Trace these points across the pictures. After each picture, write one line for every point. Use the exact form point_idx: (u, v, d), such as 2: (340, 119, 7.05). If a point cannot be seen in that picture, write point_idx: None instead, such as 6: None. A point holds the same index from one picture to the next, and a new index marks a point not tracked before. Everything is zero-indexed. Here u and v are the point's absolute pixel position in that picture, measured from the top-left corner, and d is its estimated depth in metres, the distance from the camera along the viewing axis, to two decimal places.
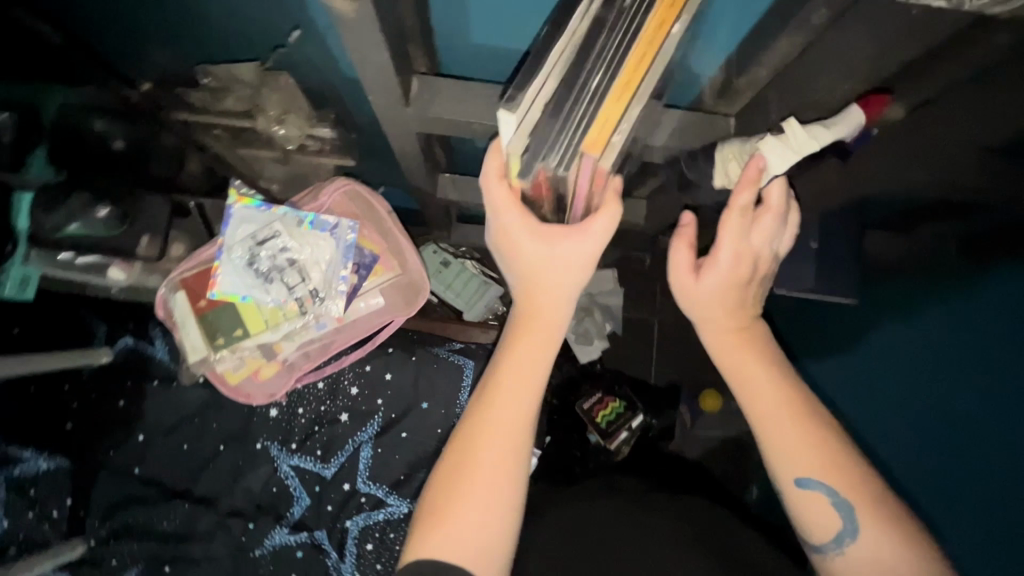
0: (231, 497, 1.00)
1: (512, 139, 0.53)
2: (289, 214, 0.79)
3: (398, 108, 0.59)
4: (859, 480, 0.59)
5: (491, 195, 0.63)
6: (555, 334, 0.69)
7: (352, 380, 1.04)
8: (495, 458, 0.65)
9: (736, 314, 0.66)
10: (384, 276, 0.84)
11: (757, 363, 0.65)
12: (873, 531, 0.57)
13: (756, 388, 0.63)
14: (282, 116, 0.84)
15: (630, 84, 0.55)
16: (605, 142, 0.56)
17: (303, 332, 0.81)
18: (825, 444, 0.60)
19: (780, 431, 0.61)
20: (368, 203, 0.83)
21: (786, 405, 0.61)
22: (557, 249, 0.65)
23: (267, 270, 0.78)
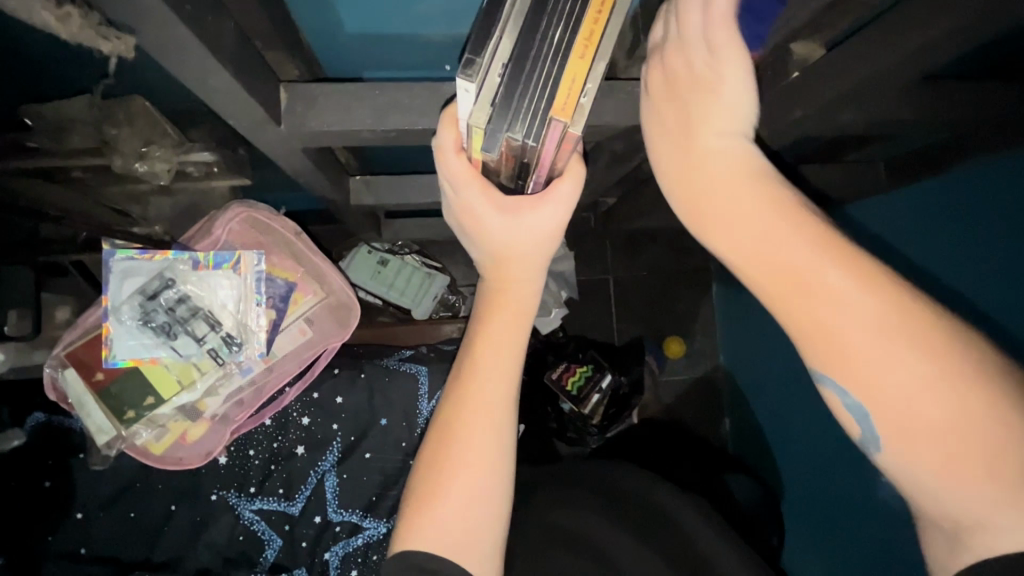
0: (195, 555, 0.93)
1: (474, 109, 0.46)
2: (179, 257, 0.71)
3: (268, 127, 0.51)
4: (888, 354, 0.41)
5: (449, 171, 0.55)
6: (526, 309, 0.63)
7: (301, 411, 0.98)
8: (483, 434, 0.57)
9: (690, 155, 0.51)
10: (306, 303, 0.78)
11: (754, 216, 0.46)
12: (914, 434, 0.41)
13: (751, 250, 0.46)
14: (143, 150, 0.72)
15: (593, 38, 0.45)
16: (576, 106, 0.46)
17: (225, 382, 0.75)
18: (854, 318, 0.42)
19: (786, 305, 0.44)
20: (271, 228, 0.75)
21: (792, 269, 0.44)
22: (522, 220, 0.58)
23: (169, 325, 0.71)
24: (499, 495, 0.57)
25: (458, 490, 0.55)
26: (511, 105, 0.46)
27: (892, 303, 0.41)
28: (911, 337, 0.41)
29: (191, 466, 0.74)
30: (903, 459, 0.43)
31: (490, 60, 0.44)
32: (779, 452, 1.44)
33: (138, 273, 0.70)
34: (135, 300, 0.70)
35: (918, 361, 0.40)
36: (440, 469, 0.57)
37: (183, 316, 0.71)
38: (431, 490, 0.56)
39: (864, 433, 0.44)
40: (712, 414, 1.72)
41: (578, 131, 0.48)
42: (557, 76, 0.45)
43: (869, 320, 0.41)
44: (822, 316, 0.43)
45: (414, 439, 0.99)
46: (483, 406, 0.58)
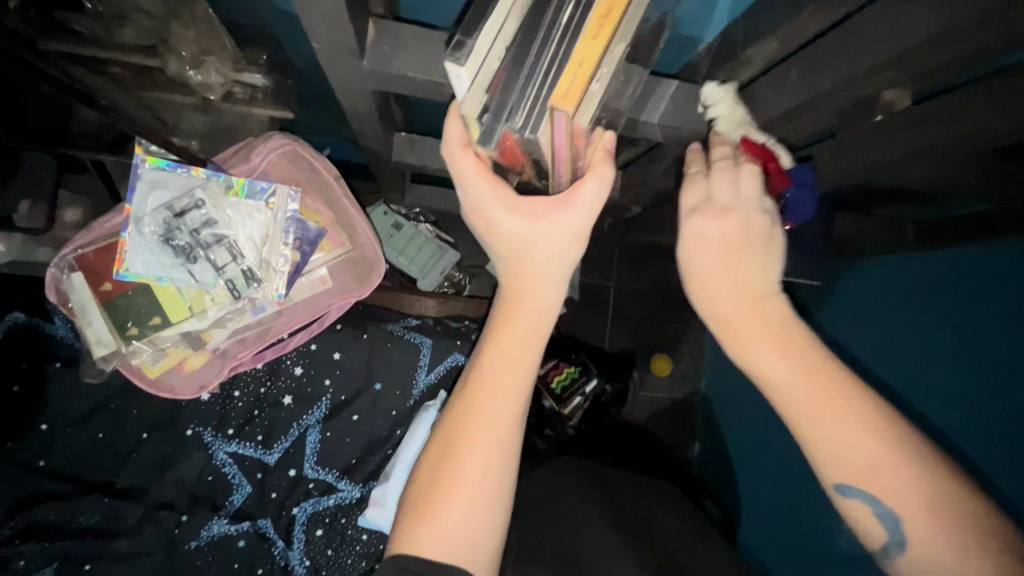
0: (161, 487, 0.90)
1: (468, 95, 0.45)
2: (215, 179, 0.67)
3: (350, 59, 0.48)
4: (910, 480, 0.47)
5: (457, 167, 0.53)
6: (544, 322, 0.57)
7: (295, 360, 0.95)
8: (489, 438, 0.55)
9: (739, 295, 0.52)
10: (333, 252, 0.75)
11: (785, 359, 0.50)
12: (942, 549, 0.46)
13: (784, 390, 0.50)
14: (200, 57, 0.67)
15: (611, 16, 0.42)
16: (582, 93, 0.42)
17: (235, 317, 0.71)
18: (876, 449, 0.48)
19: (816, 438, 0.49)
20: (313, 167, 0.72)
21: (825, 408, 0.48)
22: (533, 225, 0.54)
23: (188, 247, 0.68)
24: (503, 494, 0.55)
25: (465, 483, 0.54)
26: (513, 93, 0.44)
27: (900, 434, 0.48)
28: (922, 467, 0.47)
29: (181, 398, 0.70)
30: (923, 565, 0.48)
31: (488, 42, 0.43)
32: (743, 482, 1.47)
33: (167, 187, 0.66)
34: (160, 214, 0.66)
35: (931, 487, 0.47)
36: (445, 462, 0.55)
37: (207, 241, 0.68)
38: (439, 480, 0.54)
39: (886, 542, 0.49)
40: (684, 435, 1.74)
41: (584, 122, 0.44)
42: (563, 60, 0.42)
43: (888, 449, 0.48)
44: (844, 449, 0.48)
45: (405, 409, 0.97)
46: (491, 415, 0.55)
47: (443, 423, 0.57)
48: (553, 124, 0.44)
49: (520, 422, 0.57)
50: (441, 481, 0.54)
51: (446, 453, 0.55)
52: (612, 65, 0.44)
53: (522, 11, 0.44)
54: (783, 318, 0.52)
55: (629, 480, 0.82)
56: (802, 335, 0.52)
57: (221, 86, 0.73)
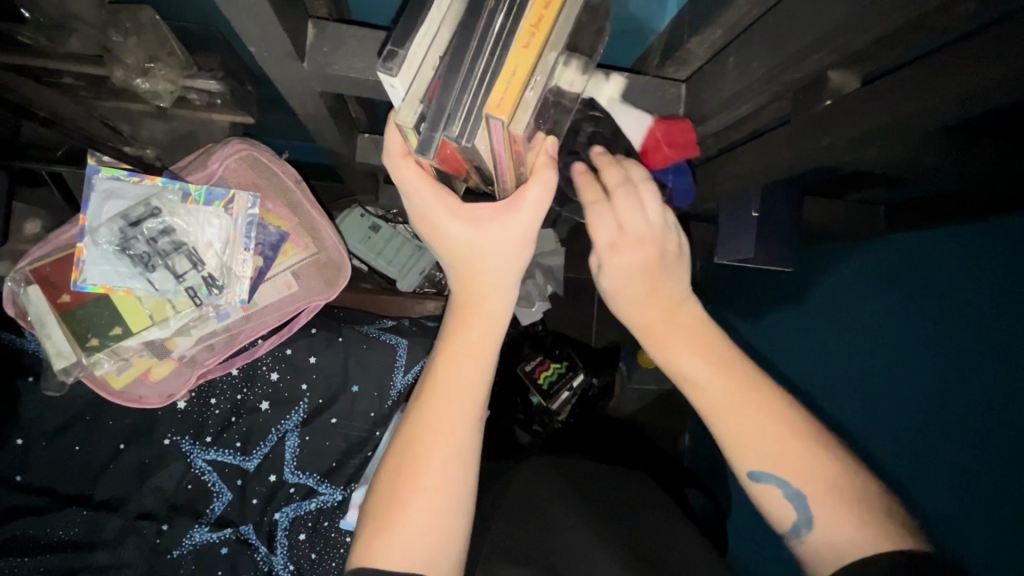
0: (140, 498, 0.90)
1: (403, 105, 0.44)
2: (170, 188, 0.67)
3: (289, 61, 0.48)
4: (811, 459, 0.51)
5: (400, 177, 0.52)
6: (497, 326, 0.57)
7: (270, 365, 0.95)
8: (447, 443, 0.55)
9: (658, 301, 0.57)
10: (295, 256, 0.75)
11: (697, 358, 0.55)
12: (842, 524, 0.49)
13: (702, 389, 0.54)
14: (147, 64, 0.67)
15: (541, 24, 0.42)
16: (515, 102, 0.42)
17: (200, 324, 0.71)
18: (780, 438, 0.52)
19: (734, 428, 0.53)
20: (272, 171, 0.72)
21: (736, 397, 0.53)
22: (482, 230, 0.53)
23: (145, 256, 0.68)
24: (463, 496, 0.55)
25: (424, 486, 0.54)
26: (446, 100, 0.43)
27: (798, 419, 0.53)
28: (822, 447, 0.52)
29: (151, 408, 0.71)
30: (826, 544, 0.50)
31: (419, 53, 0.43)
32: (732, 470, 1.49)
33: (121, 197, 0.67)
34: (115, 224, 0.67)
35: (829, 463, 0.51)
36: (404, 467, 0.55)
37: (165, 249, 0.68)
38: (400, 485, 0.54)
39: (794, 524, 0.52)
40: (674, 426, 1.75)
41: (521, 129, 0.43)
42: (496, 68, 0.42)
43: (791, 432, 0.52)
44: (753, 435, 0.52)
45: (383, 410, 0.97)
46: (447, 417, 0.55)
47: (402, 429, 0.57)
48: (490, 131, 0.44)
49: (478, 422, 0.57)
50: (399, 482, 0.54)
51: (405, 462, 0.55)
52: (546, 74, 0.44)
53: (454, 22, 0.43)
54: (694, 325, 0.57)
55: (608, 472, 0.83)
56: (713, 339, 0.56)
57: (172, 94, 0.72)
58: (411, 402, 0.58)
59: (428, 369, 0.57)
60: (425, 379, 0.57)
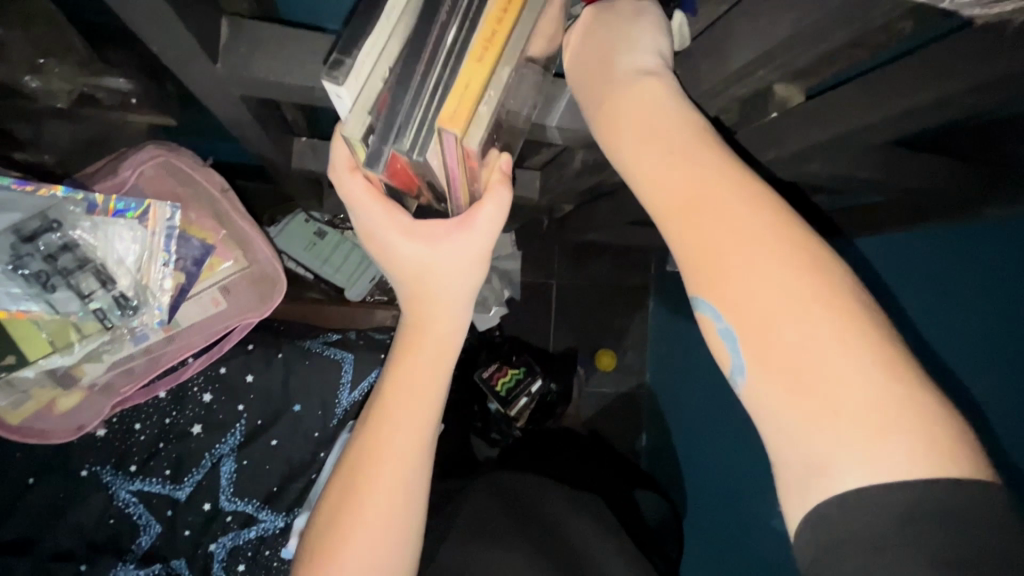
0: (53, 537, 0.82)
1: (348, 116, 0.39)
2: (74, 198, 0.56)
3: (199, 64, 0.43)
4: (779, 278, 0.35)
5: (344, 191, 0.45)
6: (448, 352, 0.51)
7: (203, 386, 0.87)
8: (391, 479, 0.51)
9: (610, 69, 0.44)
10: (224, 270, 0.69)
11: (653, 136, 0.40)
12: (809, 398, 0.33)
13: (645, 168, 0.40)
14: (42, 60, 0.60)
15: (496, 38, 0.38)
16: (470, 115, 0.37)
17: (113, 348, 0.64)
18: (749, 248, 0.35)
19: (681, 224, 0.38)
20: (194, 179, 0.66)
21: (692, 185, 0.37)
22: (430, 250, 0.46)
23: (42, 275, 0.57)
24: (405, 535, 0.52)
25: (363, 527, 0.50)
26: (393, 114, 0.38)
27: (789, 236, 0.35)
28: (830, 289, 0.34)
29: (57, 443, 0.64)
30: (780, 405, 0.34)
31: (367, 65, 0.38)
32: (689, 469, 1.52)
33: (9, 207, 0.54)
34: (1, 239, 0.55)
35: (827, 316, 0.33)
36: (345, 505, 0.51)
37: (68, 267, 0.58)
38: (338, 525, 0.50)
39: (733, 375, 0.37)
40: (631, 428, 1.77)
41: (476, 145, 0.39)
42: (447, 81, 0.37)
43: (773, 252, 0.35)
44: (705, 235, 0.37)
45: (328, 430, 0.91)
46: (390, 448, 0.51)
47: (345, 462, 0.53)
48: (442, 145, 0.39)
49: (424, 454, 0.52)
50: (340, 522, 0.51)
51: (346, 497, 0.51)
52: (501, 90, 0.39)
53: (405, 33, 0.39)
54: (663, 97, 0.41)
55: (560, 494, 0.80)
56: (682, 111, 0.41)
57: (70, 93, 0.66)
58: (359, 432, 0.53)
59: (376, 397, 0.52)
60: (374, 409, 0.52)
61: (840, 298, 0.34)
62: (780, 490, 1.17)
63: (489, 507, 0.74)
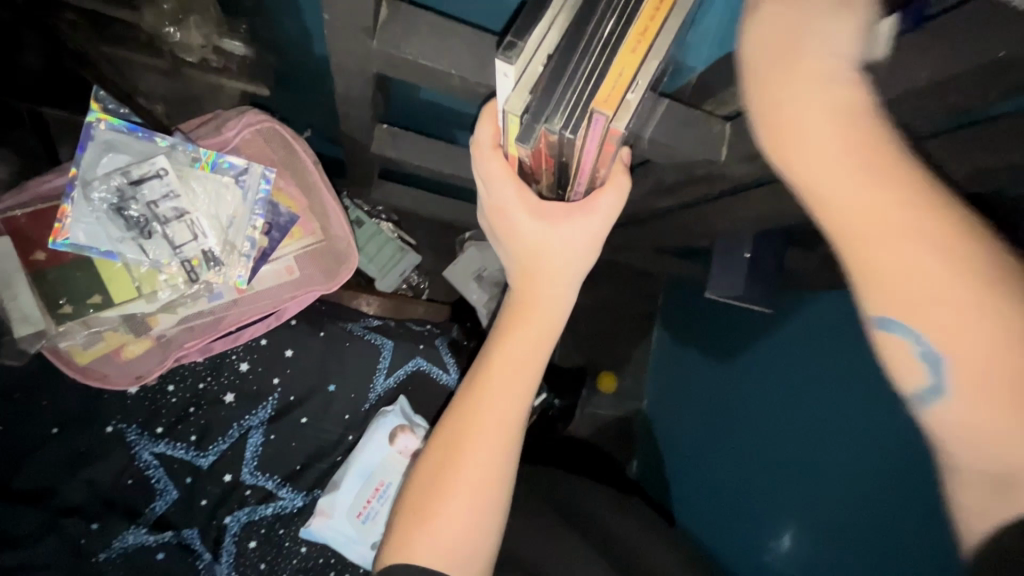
0: (71, 490, 0.80)
1: (512, 95, 0.45)
2: (180, 147, 0.62)
3: (360, 37, 0.45)
4: (973, 301, 0.37)
5: (485, 167, 0.54)
6: (552, 325, 0.60)
7: (242, 354, 0.87)
8: (494, 431, 0.57)
9: (791, 68, 0.41)
10: (302, 241, 0.71)
11: (840, 153, 0.40)
12: (999, 401, 0.38)
13: (830, 189, 0.40)
14: (179, 15, 0.67)
15: (648, 33, 0.44)
16: (621, 101, 0.44)
17: (188, 303, 0.66)
18: (946, 280, 0.38)
19: (877, 260, 0.39)
20: (290, 147, 0.67)
21: (891, 223, 0.38)
22: (556, 230, 0.56)
23: (142, 220, 0.62)
24: (505, 481, 0.57)
25: (468, 473, 0.56)
26: (552, 93, 0.44)
27: (973, 264, 0.37)
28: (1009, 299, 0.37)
29: (117, 389, 0.64)
30: (959, 412, 0.40)
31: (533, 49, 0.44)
32: (682, 502, 1.54)
33: (124, 151, 0.61)
34: (112, 180, 0.60)
35: (997, 321, 0.37)
36: (450, 460, 0.56)
37: (165, 215, 0.62)
38: (441, 476, 0.56)
39: (927, 392, 0.41)
40: (624, 452, 1.80)
41: (622, 127, 0.45)
42: (602, 68, 0.44)
43: (969, 281, 0.37)
44: (902, 265, 0.39)
45: (359, 414, 0.91)
46: (493, 411, 0.57)
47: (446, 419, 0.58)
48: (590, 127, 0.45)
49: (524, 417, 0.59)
50: (446, 472, 0.56)
51: (449, 453, 0.57)
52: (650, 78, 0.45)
53: (563, 26, 0.44)
54: (839, 109, 0.40)
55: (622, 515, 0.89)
56: (874, 131, 0.40)
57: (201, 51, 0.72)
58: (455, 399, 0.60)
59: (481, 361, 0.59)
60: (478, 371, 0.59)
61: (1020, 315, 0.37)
62: (776, 524, 1.19)
63: (541, 512, 0.84)
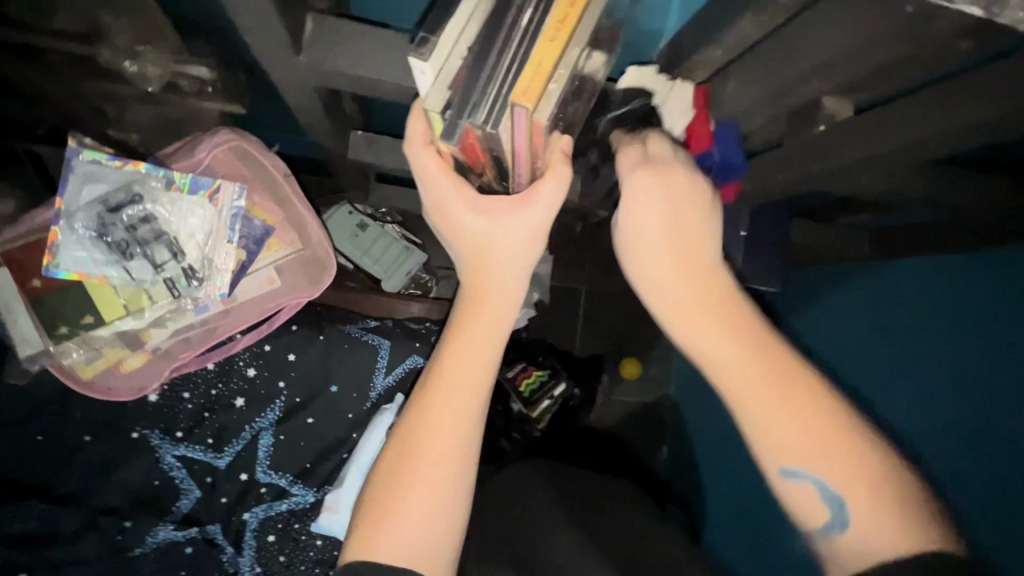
0: (105, 492, 0.88)
1: (432, 91, 0.49)
2: (153, 172, 0.66)
3: (287, 54, 0.47)
4: (834, 433, 0.50)
5: (419, 163, 0.59)
6: (500, 320, 0.64)
7: (248, 360, 0.92)
8: (451, 422, 0.61)
9: (676, 251, 0.55)
10: (281, 251, 0.74)
11: (729, 333, 0.53)
12: (878, 521, 0.48)
13: (718, 351, 0.53)
14: (138, 49, 0.72)
15: (565, 21, 0.47)
16: (539, 91, 0.47)
17: (176, 317, 0.71)
18: (817, 423, 0.50)
19: (761, 412, 0.51)
20: (260, 162, 0.70)
21: (767, 382, 0.51)
22: (495, 223, 0.61)
23: (124, 244, 0.66)
24: (464, 477, 0.62)
25: (426, 463, 0.60)
26: (474, 90, 0.48)
27: (827, 411, 0.51)
28: (854, 430, 0.50)
29: (119, 400, 0.70)
30: (861, 535, 0.49)
31: (450, 45, 0.48)
32: (711, 489, 1.50)
33: (101, 180, 0.65)
34: (93, 209, 0.65)
35: (852, 448, 0.50)
36: (406, 460, 0.61)
37: (144, 238, 0.67)
38: (400, 474, 0.60)
39: (833, 525, 0.50)
40: (651, 439, 1.77)
41: (543, 118, 0.49)
42: (521, 60, 0.47)
43: (828, 422, 0.50)
44: (784, 415, 0.50)
45: (362, 413, 0.94)
46: (448, 412, 0.61)
47: (405, 415, 0.63)
48: (513, 120, 0.49)
49: (480, 407, 0.63)
50: (407, 462, 0.61)
51: (405, 453, 0.61)
52: (567, 68, 0.49)
53: (482, 19, 0.48)
54: (719, 296, 0.54)
55: (627, 509, 0.87)
56: (742, 307, 0.55)
57: (162, 79, 0.76)
58: (412, 401, 0.64)
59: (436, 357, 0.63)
60: (433, 368, 0.64)
61: (865, 442, 0.50)
62: None
63: (540, 500, 0.87)
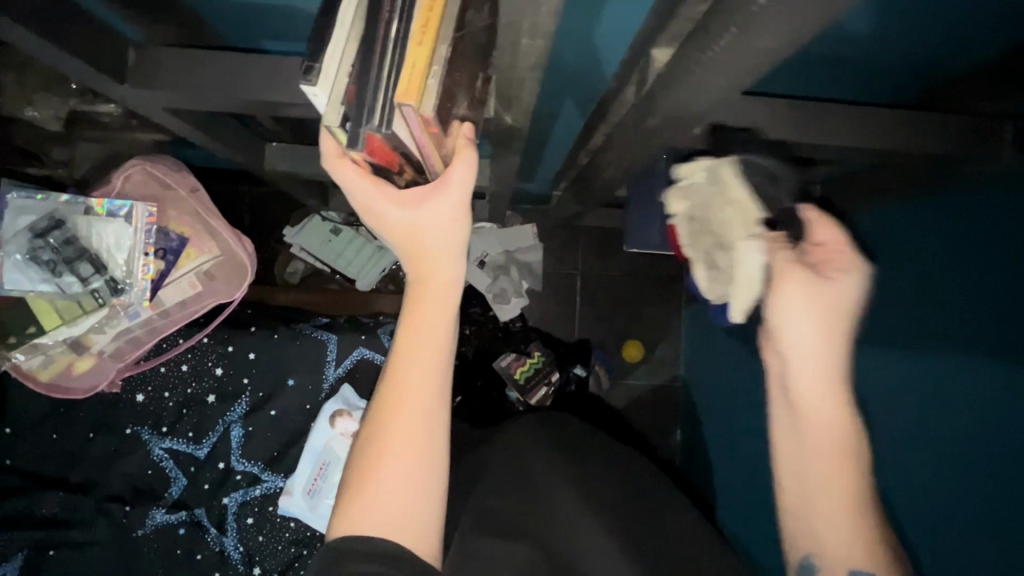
0: (109, 481, 1.01)
1: (328, 110, 0.50)
2: (75, 201, 0.82)
3: (110, 83, 0.56)
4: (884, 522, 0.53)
5: (339, 174, 0.60)
6: (448, 304, 0.63)
7: (216, 361, 1.02)
8: (415, 416, 0.59)
9: (830, 339, 0.52)
10: (199, 257, 0.92)
11: (841, 386, 0.52)
12: None
13: (838, 431, 0.52)
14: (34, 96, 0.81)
15: (429, 23, 0.47)
16: (420, 87, 0.46)
17: (112, 322, 0.87)
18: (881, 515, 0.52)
19: (840, 498, 0.52)
20: (169, 183, 0.89)
21: (856, 474, 0.52)
22: (421, 210, 0.61)
23: (53, 262, 0.81)
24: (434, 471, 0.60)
25: (390, 460, 0.58)
26: (363, 100, 0.48)
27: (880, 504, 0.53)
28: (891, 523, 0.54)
29: (73, 396, 0.90)
30: None
31: (334, 66, 0.49)
32: (720, 471, 1.45)
33: (30, 212, 0.81)
34: (25, 236, 0.80)
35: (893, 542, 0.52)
36: (371, 461, 0.58)
37: (69, 256, 0.81)
38: (364, 473, 0.58)
39: None
40: (664, 424, 1.72)
41: (432, 111, 0.47)
42: (399, 64, 0.47)
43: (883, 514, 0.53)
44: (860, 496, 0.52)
45: (318, 402, 1.03)
46: (409, 404, 0.59)
47: (369, 416, 0.61)
48: (405, 119, 0.48)
49: (442, 396, 0.61)
50: (372, 460, 0.58)
51: (371, 454, 0.58)
52: (444, 62, 0.47)
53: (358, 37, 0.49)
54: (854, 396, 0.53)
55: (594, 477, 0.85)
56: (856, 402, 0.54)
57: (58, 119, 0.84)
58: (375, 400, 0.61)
59: (391, 352, 0.62)
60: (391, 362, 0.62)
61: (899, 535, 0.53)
62: None
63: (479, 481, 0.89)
